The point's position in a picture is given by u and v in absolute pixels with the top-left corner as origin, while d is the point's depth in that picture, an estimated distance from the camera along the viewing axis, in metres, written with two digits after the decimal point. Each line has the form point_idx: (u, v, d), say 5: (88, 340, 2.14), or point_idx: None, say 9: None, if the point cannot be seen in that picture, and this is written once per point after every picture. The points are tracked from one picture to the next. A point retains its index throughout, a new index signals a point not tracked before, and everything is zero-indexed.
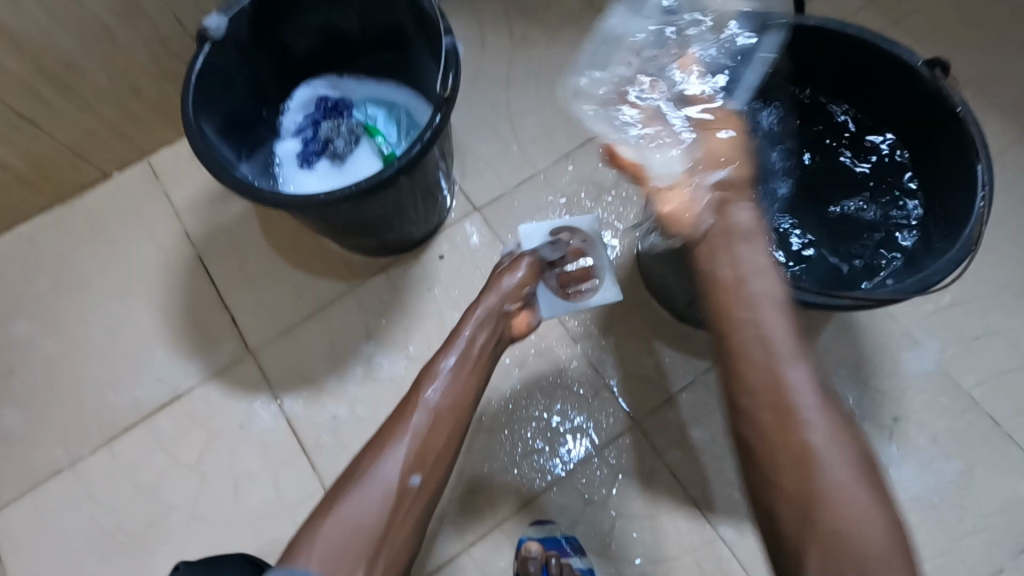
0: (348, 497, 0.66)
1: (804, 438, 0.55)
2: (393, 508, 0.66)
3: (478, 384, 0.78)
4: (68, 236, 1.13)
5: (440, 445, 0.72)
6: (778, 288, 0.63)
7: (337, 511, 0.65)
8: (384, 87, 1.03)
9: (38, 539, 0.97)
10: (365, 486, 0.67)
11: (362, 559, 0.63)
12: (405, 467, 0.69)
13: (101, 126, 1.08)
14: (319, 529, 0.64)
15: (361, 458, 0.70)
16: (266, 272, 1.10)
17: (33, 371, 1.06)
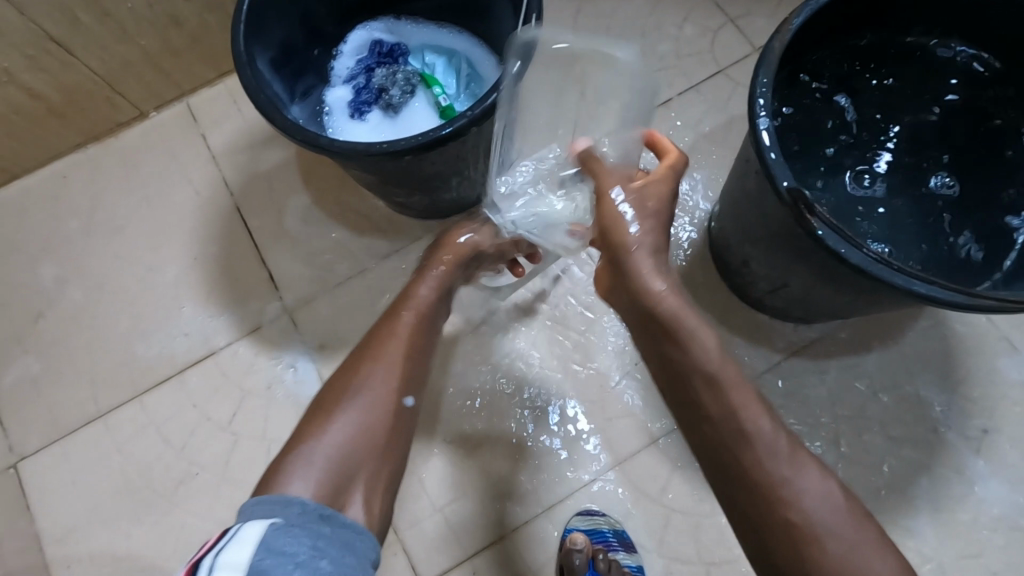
0: (341, 420, 0.61)
1: (784, 515, 0.53)
2: (388, 428, 0.63)
3: (444, 304, 0.76)
4: (103, 176, 1.08)
5: (424, 365, 0.70)
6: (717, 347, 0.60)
7: (332, 433, 0.60)
8: (445, 34, 0.94)
9: (63, 488, 0.94)
10: (358, 408, 0.62)
11: (362, 479, 0.59)
12: (396, 389, 0.65)
13: (141, 58, 1.00)
14: (316, 452, 0.58)
15: (348, 380, 0.65)
16: (307, 226, 1.03)
17: (63, 315, 1.02)
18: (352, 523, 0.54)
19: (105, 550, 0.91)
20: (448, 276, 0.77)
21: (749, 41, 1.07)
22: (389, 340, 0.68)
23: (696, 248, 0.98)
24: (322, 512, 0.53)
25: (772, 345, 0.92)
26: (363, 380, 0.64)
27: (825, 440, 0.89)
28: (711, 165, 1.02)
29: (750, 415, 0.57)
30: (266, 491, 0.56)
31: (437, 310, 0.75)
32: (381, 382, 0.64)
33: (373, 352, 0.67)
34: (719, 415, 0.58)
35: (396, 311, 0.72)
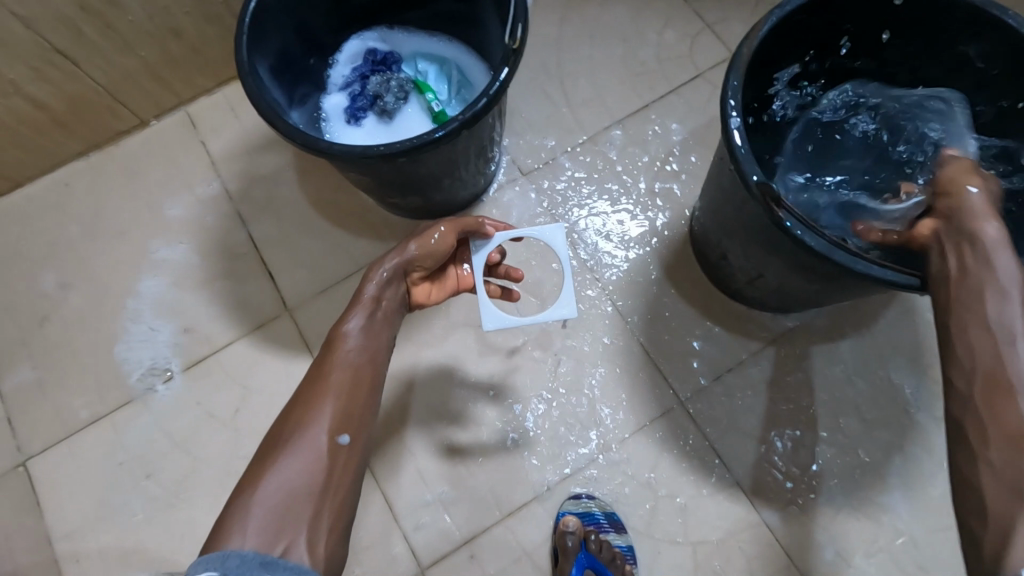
0: (275, 470, 0.60)
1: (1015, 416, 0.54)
2: (326, 470, 0.61)
3: (388, 332, 0.73)
4: (104, 184, 1.11)
5: (360, 401, 0.67)
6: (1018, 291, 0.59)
7: (266, 485, 0.59)
8: (435, 42, 0.99)
9: (70, 486, 0.97)
10: (290, 457, 0.61)
11: (303, 523, 0.57)
12: (328, 428, 0.63)
13: (141, 69, 1.04)
14: (250, 507, 0.57)
15: (279, 431, 0.63)
16: (305, 228, 1.07)
17: (68, 319, 1.05)
18: (294, 565, 0.54)
19: (113, 545, 0.94)
20: (379, 305, 0.73)
21: (726, 46, 1.13)
22: (321, 385, 0.66)
23: (678, 244, 1.03)
24: (262, 559, 0.53)
25: (752, 334, 0.97)
26: (295, 428, 0.63)
27: (804, 423, 0.93)
28: (693, 164, 1.07)
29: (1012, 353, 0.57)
30: (208, 547, 0.55)
31: (373, 340, 0.71)
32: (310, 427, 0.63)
33: (303, 398, 0.66)
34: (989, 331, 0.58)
35: (325, 355, 0.69)
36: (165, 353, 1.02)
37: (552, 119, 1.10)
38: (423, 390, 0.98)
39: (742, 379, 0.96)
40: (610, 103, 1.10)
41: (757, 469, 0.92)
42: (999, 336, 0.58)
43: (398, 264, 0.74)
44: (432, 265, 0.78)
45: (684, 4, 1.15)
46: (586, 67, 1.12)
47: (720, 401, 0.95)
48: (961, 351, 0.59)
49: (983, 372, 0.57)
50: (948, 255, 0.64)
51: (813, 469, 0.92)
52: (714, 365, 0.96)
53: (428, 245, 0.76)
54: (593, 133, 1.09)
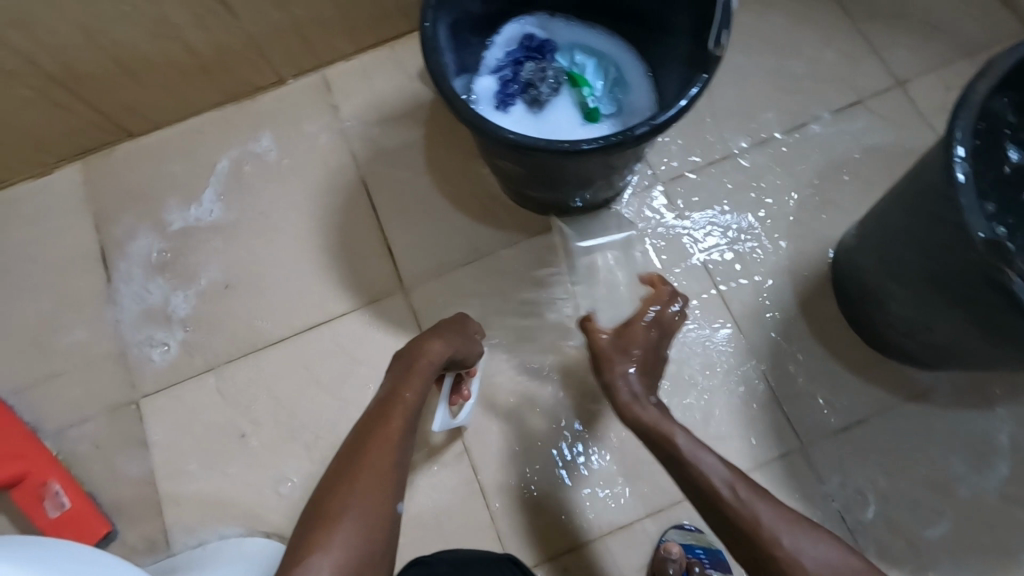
0: (342, 529, 0.56)
1: None
2: (387, 533, 0.58)
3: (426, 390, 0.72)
4: (237, 136, 1.12)
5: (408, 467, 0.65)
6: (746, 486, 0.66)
7: (336, 549, 0.55)
8: (596, 35, 0.95)
9: (175, 431, 0.98)
10: (356, 515, 0.57)
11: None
12: (391, 492, 0.61)
13: (293, 27, 1.04)
14: (320, 569, 0.53)
15: (342, 483, 0.59)
16: (428, 209, 1.06)
17: (190, 267, 1.06)
18: None
19: (209, 495, 0.95)
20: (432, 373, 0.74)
21: (892, 73, 1.06)
22: (377, 441, 0.63)
23: (816, 278, 0.97)
24: None
25: (887, 387, 0.91)
26: (357, 482, 0.60)
27: (934, 489, 0.87)
28: (844, 196, 1.00)
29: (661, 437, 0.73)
30: None
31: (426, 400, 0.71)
32: (376, 488, 0.60)
33: (368, 453, 0.62)
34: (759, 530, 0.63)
35: (385, 411, 0.67)
36: (228, 320, 1.03)
37: (693, 129, 1.05)
38: (528, 391, 0.96)
39: (870, 434, 0.90)
40: (759, 119, 1.05)
41: (877, 531, 0.87)
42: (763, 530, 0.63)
43: (441, 344, 0.77)
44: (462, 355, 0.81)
45: (851, 24, 1.08)
46: (737, 77, 1.07)
47: (843, 450, 0.90)
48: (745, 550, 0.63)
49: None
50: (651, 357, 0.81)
51: (937, 541, 0.86)
52: (841, 413, 0.91)
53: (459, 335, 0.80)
54: (738, 149, 1.03)
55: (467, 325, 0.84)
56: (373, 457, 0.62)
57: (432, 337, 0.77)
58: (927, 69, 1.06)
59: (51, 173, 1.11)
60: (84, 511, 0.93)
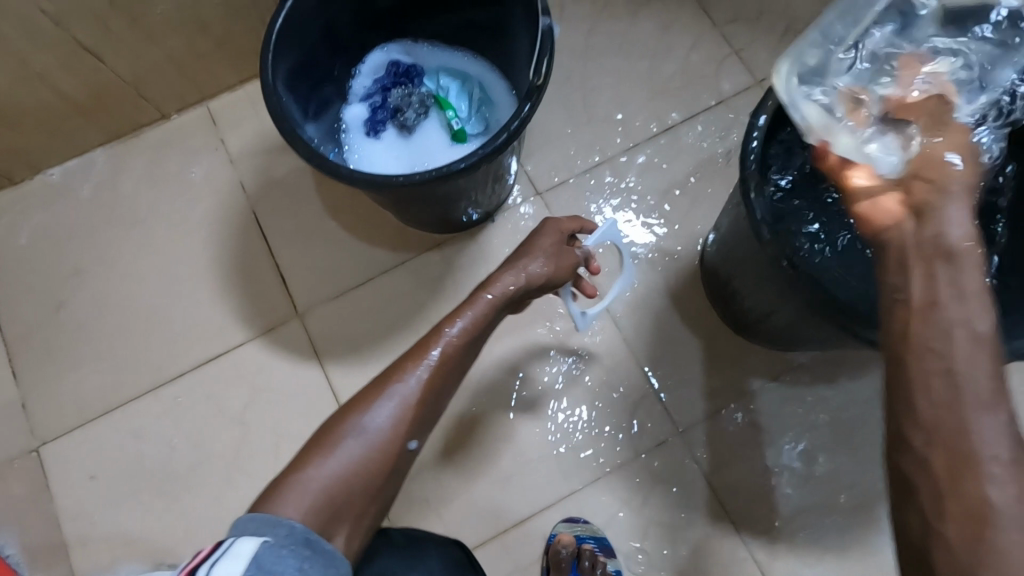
0: (341, 450, 0.59)
1: (982, 491, 0.43)
2: (388, 471, 0.60)
3: (474, 347, 0.70)
4: (122, 174, 1.12)
5: (436, 414, 0.66)
6: (984, 323, 0.46)
7: (326, 467, 0.58)
8: (458, 58, 0.99)
9: (80, 474, 0.99)
10: (356, 441, 0.60)
11: (347, 522, 0.57)
12: (402, 431, 0.62)
13: (167, 63, 1.04)
14: (309, 481, 0.57)
15: (360, 404, 0.62)
16: (320, 233, 1.08)
17: (84, 310, 1.07)
18: (332, 550, 0.54)
19: (118, 534, 0.97)
20: (486, 320, 0.70)
21: (752, 73, 1.12)
22: (408, 373, 0.65)
23: (689, 272, 1.03)
24: (307, 537, 0.53)
25: (755, 369, 0.98)
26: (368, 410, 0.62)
27: (799, 460, 0.95)
28: (711, 192, 1.07)
29: (975, 413, 0.44)
30: (258, 504, 0.56)
31: (464, 355, 0.68)
32: (389, 420, 0.62)
33: (388, 384, 0.64)
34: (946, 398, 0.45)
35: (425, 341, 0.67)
36: (126, 359, 1.04)
37: (569, 139, 1.10)
38: None
39: (743, 414, 0.97)
40: (630, 125, 1.10)
41: (749, 503, 0.94)
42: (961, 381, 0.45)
43: (516, 280, 0.72)
44: (536, 290, 0.76)
45: (714, 28, 1.14)
46: (609, 84, 1.12)
47: (719, 430, 0.96)
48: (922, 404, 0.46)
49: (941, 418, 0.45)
50: (914, 271, 0.49)
51: (801, 508, 0.93)
52: (715, 398, 0.98)
53: (541, 270, 0.74)
54: (612, 155, 1.08)
55: (557, 254, 0.76)
56: (397, 388, 0.63)
57: (502, 268, 0.73)
58: None
59: None
60: None
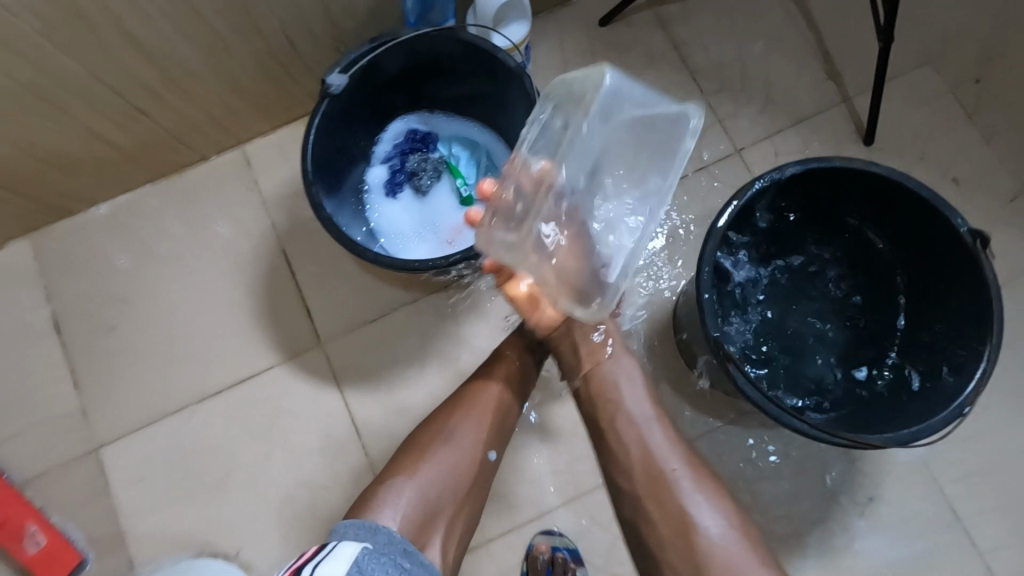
0: (433, 461, 0.80)
1: (675, 497, 0.74)
2: (473, 477, 0.82)
3: (524, 382, 0.93)
4: (166, 210, 1.26)
5: (503, 433, 0.88)
6: (629, 366, 0.85)
7: (422, 473, 0.79)
8: (470, 129, 1.12)
9: (131, 475, 1.16)
10: (443, 457, 0.81)
11: (441, 525, 0.78)
12: (479, 447, 0.84)
13: (207, 120, 1.15)
14: (408, 487, 0.77)
15: (443, 426, 0.84)
16: (341, 272, 1.23)
17: (133, 332, 1.22)
18: (425, 560, 0.71)
19: (163, 527, 1.14)
20: (532, 354, 0.95)
21: (732, 142, 1.25)
22: (477, 403, 0.87)
23: (662, 323, 1.18)
24: (404, 546, 0.71)
25: (713, 413, 1.14)
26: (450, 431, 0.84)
27: (746, 493, 1.11)
28: (687, 251, 1.20)
29: (638, 430, 0.80)
30: (365, 506, 0.76)
31: (518, 388, 0.92)
32: (470, 440, 0.84)
33: (465, 406, 0.87)
34: (637, 442, 0.79)
35: (487, 376, 0.90)
36: (170, 376, 1.20)
37: None
38: None
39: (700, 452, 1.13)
40: None
41: None
42: (633, 420, 0.81)
43: None
44: None
45: (700, 97, 1.27)
46: None
47: None
48: (619, 451, 0.79)
49: (639, 463, 0.78)
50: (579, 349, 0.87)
51: None
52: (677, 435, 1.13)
53: None
54: None
55: None
56: (471, 414, 0.86)
57: None
58: (762, 137, 1.25)
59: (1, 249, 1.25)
60: (60, 548, 1.11)
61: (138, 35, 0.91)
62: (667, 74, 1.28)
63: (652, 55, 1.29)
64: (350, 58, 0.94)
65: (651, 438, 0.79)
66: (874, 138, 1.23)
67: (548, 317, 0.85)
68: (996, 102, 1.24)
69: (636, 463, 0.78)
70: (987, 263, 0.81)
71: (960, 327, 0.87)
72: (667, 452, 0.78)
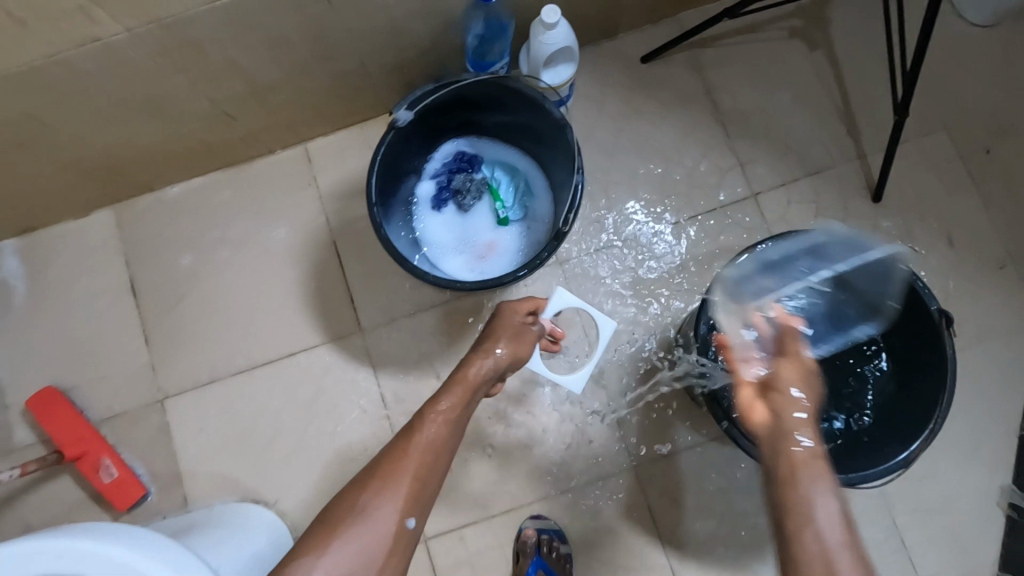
0: (343, 539, 0.75)
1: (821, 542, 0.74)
2: (388, 549, 0.76)
3: (459, 423, 0.87)
4: (234, 195, 1.41)
5: (428, 488, 0.82)
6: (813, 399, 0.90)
7: (327, 556, 0.73)
8: (512, 156, 1.24)
9: (190, 426, 1.35)
10: (352, 535, 0.75)
11: None
12: (396, 516, 0.77)
13: (280, 122, 1.29)
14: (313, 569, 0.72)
15: (357, 497, 0.78)
16: (383, 268, 1.38)
17: (198, 301, 1.39)
18: None
19: (214, 473, 1.33)
20: (466, 403, 0.88)
21: (749, 185, 1.36)
22: (399, 461, 0.81)
23: (664, 345, 1.32)
24: None
25: (699, 429, 1.29)
26: (365, 502, 0.77)
27: (719, 503, 1.27)
28: (694, 283, 1.33)
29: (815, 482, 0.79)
30: None
31: (451, 433, 0.86)
32: (386, 509, 0.77)
33: (382, 473, 0.80)
34: (795, 508, 0.77)
35: (414, 426, 0.85)
36: (228, 344, 1.37)
37: (590, 219, 1.36)
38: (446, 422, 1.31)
39: (683, 462, 1.28)
40: (641, 217, 1.36)
41: (675, 527, 1.27)
42: (817, 492, 0.78)
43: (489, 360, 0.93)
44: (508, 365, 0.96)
45: (726, 140, 1.37)
46: (629, 177, 1.37)
47: (662, 470, 1.28)
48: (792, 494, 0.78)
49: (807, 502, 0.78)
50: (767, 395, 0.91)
51: (712, 535, 1.26)
52: (666, 445, 1.29)
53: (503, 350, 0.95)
54: (619, 241, 1.35)
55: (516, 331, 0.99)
56: (391, 480, 0.79)
57: (478, 355, 0.93)
58: (778, 183, 1.36)
59: (87, 215, 1.41)
60: (128, 481, 1.30)
61: (236, 58, 1.05)
62: (698, 115, 1.38)
63: (685, 95, 1.38)
64: (417, 95, 1.06)
65: (818, 496, 0.78)
66: (881, 196, 1.33)
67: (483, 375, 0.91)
68: (1002, 172, 1.33)
69: (792, 510, 0.77)
70: (948, 339, 0.97)
71: (909, 394, 1.05)
72: (822, 491, 0.78)
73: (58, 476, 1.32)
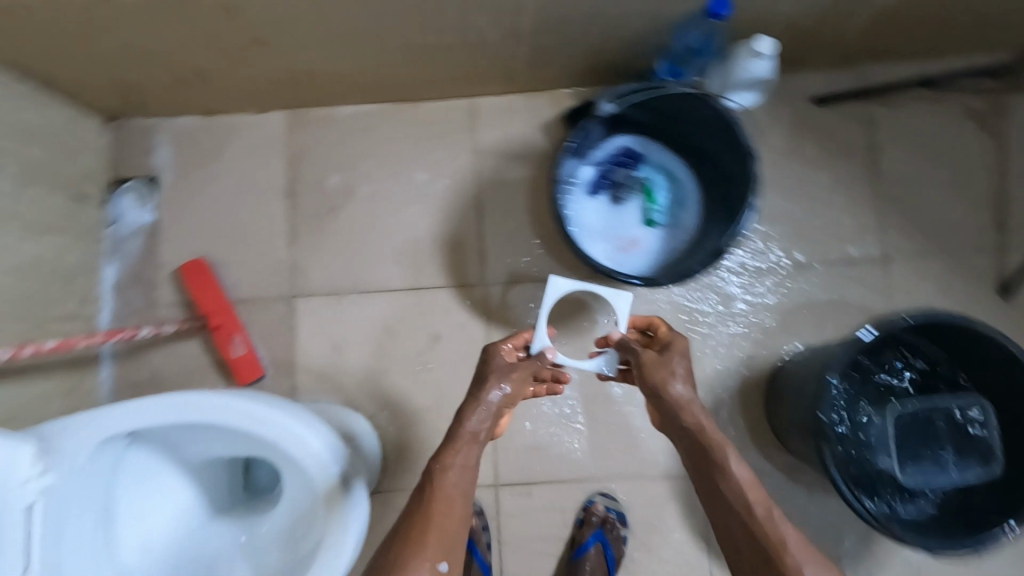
0: None
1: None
2: None
3: (469, 468, 0.95)
4: (398, 129, 1.50)
5: (450, 528, 0.91)
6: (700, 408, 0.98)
7: None
8: (674, 165, 1.31)
9: (312, 325, 1.48)
10: None
11: None
12: (430, 562, 0.88)
13: (467, 74, 1.37)
14: None
15: (392, 554, 0.89)
16: (518, 233, 1.47)
17: (344, 217, 1.50)
18: None
19: (324, 374, 1.46)
20: (473, 448, 0.95)
21: (883, 248, 1.40)
22: (421, 521, 0.90)
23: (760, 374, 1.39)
24: None
25: (771, 459, 1.37)
26: (398, 557, 0.88)
27: None
28: (805, 325, 1.39)
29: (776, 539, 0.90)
30: None
31: (462, 479, 0.94)
32: (416, 561, 0.87)
33: (408, 534, 0.90)
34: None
35: (427, 485, 0.93)
36: (362, 263, 1.49)
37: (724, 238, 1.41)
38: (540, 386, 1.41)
39: None
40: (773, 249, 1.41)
41: None
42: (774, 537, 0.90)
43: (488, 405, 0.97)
44: (508, 403, 1.00)
45: (873, 200, 1.41)
46: (771, 210, 1.42)
47: None
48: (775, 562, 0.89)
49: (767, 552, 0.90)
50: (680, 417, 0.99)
51: None
52: None
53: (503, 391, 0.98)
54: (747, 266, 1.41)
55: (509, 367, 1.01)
56: (415, 539, 0.89)
57: (473, 403, 0.97)
58: (911, 254, 1.39)
59: (264, 113, 1.53)
60: (250, 360, 1.44)
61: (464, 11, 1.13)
62: (853, 168, 1.42)
63: (846, 146, 1.42)
64: (623, 89, 1.12)
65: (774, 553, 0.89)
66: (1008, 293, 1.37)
67: (477, 419, 0.96)
68: None
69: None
70: None
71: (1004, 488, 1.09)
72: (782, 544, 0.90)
73: (190, 339, 1.47)
